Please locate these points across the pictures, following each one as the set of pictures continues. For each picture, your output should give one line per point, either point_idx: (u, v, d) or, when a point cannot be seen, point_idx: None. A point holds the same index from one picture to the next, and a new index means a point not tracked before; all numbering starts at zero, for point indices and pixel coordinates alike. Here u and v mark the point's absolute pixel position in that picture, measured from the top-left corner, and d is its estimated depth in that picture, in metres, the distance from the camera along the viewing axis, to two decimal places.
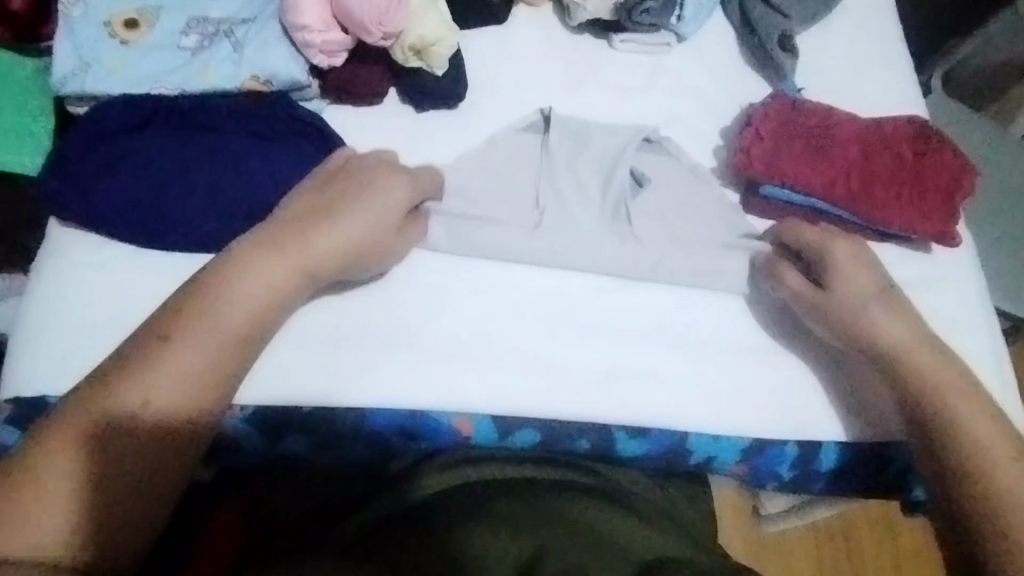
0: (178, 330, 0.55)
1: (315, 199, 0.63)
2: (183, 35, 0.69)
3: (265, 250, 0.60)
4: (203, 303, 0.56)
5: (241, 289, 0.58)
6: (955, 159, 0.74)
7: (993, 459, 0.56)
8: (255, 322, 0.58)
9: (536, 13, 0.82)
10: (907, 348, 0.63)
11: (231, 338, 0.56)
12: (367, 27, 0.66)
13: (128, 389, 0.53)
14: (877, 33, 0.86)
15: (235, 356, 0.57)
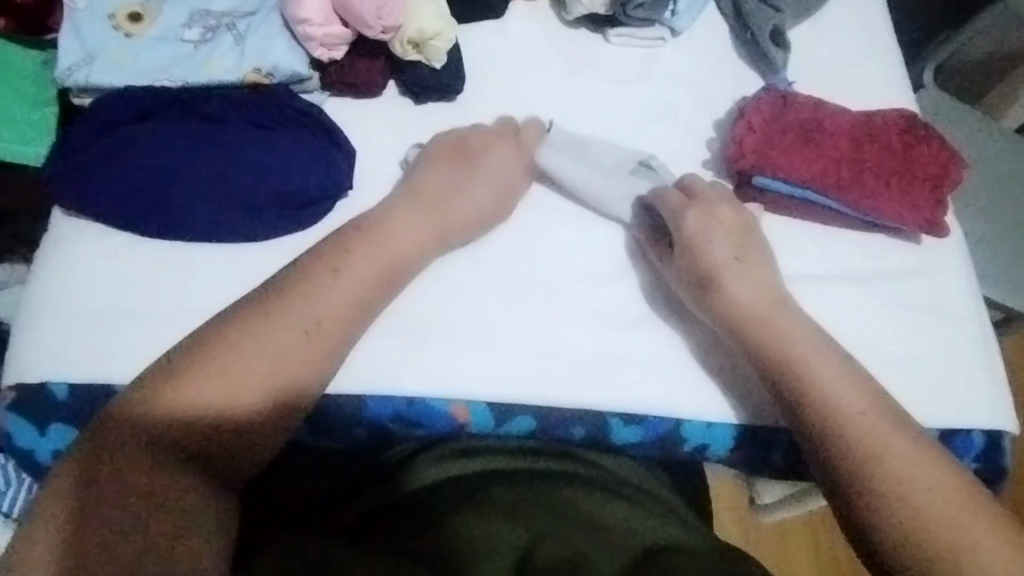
0: (346, 264, 0.63)
1: (432, 185, 0.70)
2: (186, 27, 0.70)
3: (409, 224, 0.67)
4: (341, 286, 0.62)
5: (398, 236, 0.66)
6: (943, 149, 0.76)
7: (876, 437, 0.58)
8: (400, 261, 0.66)
9: (533, 8, 0.84)
10: (756, 308, 0.65)
11: (381, 275, 0.64)
12: (367, 21, 0.67)
13: (299, 307, 0.60)
14: (867, 26, 0.88)
15: (379, 295, 0.64)
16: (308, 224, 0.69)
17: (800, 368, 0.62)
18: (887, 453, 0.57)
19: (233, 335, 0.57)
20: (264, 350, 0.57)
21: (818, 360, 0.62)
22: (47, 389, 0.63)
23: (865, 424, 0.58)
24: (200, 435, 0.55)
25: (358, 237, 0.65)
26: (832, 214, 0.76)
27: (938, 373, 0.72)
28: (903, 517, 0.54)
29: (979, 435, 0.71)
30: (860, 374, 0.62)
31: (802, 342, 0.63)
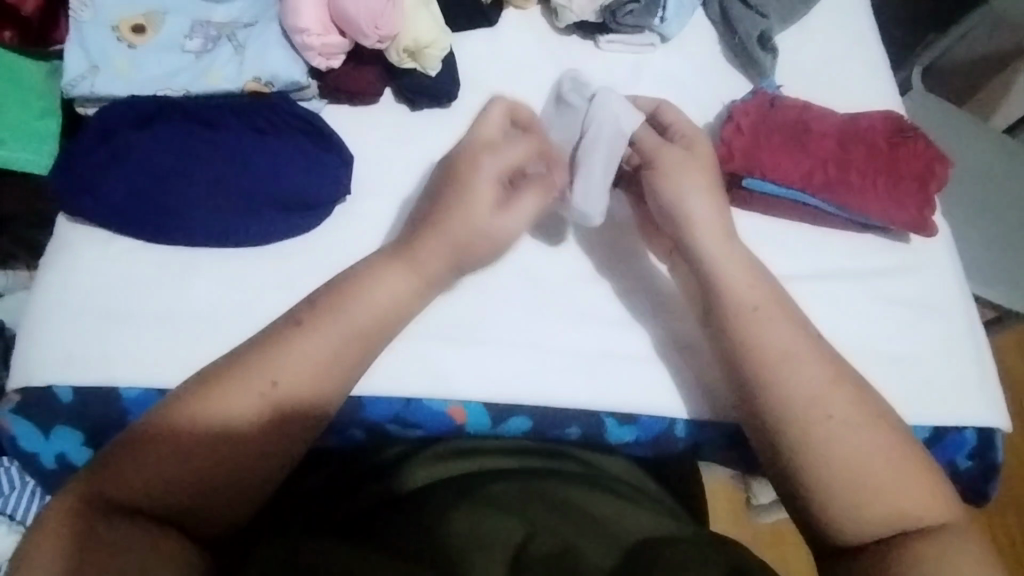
0: (318, 320, 0.60)
1: (419, 231, 0.65)
2: (187, 38, 0.72)
3: (385, 280, 0.63)
4: (306, 348, 0.58)
5: (376, 293, 0.63)
6: (927, 149, 0.78)
7: (808, 373, 0.59)
8: (377, 322, 0.62)
9: (526, 16, 0.86)
10: (707, 230, 0.66)
11: (357, 335, 0.61)
12: (364, 31, 0.69)
13: (262, 367, 0.57)
14: (853, 30, 0.90)
15: (356, 356, 0.61)
16: (307, 229, 0.70)
17: (749, 321, 0.62)
18: (818, 405, 0.58)
19: (210, 400, 0.55)
20: (234, 416, 0.55)
21: (764, 313, 0.62)
22: (53, 392, 0.64)
23: (801, 376, 0.59)
24: (178, 500, 0.53)
25: (335, 298, 0.61)
26: (820, 213, 0.77)
27: (925, 369, 0.73)
28: (817, 467, 0.56)
29: (971, 433, 0.72)
30: (787, 304, 0.64)
31: (741, 290, 0.64)
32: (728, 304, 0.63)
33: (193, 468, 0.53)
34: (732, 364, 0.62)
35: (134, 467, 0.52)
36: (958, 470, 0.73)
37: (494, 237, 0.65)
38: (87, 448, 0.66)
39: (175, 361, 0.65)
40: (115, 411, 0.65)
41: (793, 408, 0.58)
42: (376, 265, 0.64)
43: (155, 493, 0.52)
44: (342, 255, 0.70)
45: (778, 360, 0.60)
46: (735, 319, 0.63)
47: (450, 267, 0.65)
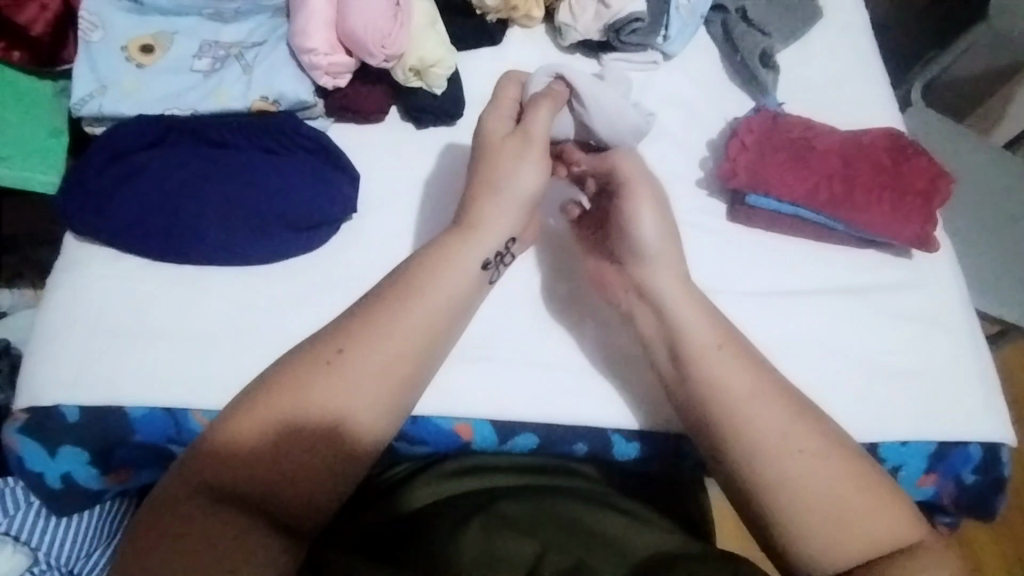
0: (402, 296, 0.59)
1: (469, 208, 0.65)
2: (195, 58, 0.73)
3: (452, 255, 0.63)
4: (395, 320, 0.58)
5: (453, 275, 0.62)
6: (930, 165, 0.78)
7: (741, 403, 0.58)
8: (461, 294, 0.62)
9: (530, 34, 0.87)
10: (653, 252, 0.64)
11: (445, 306, 0.60)
12: (370, 50, 0.70)
13: (348, 339, 0.57)
14: (854, 47, 0.91)
15: (444, 321, 0.60)
16: (314, 247, 0.71)
17: (706, 360, 0.60)
18: (781, 440, 0.56)
19: (294, 378, 0.55)
20: (311, 386, 0.54)
21: (714, 351, 0.61)
22: (59, 411, 0.64)
23: (761, 415, 0.57)
24: (260, 477, 0.52)
25: (409, 270, 0.61)
26: (824, 229, 0.78)
27: (930, 385, 0.73)
28: (774, 485, 0.55)
29: (976, 448, 0.72)
30: (727, 328, 0.62)
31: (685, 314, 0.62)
32: (684, 342, 0.62)
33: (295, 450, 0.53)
34: (687, 407, 0.61)
35: (230, 460, 0.52)
36: (965, 485, 0.72)
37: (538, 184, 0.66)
38: (92, 466, 0.66)
39: (181, 379, 0.65)
40: (121, 430, 0.64)
41: (756, 446, 0.56)
42: (444, 242, 0.64)
43: (239, 471, 0.52)
44: (347, 271, 0.70)
45: (747, 399, 0.58)
46: (694, 353, 0.61)
47: (506, 225, 0.65)
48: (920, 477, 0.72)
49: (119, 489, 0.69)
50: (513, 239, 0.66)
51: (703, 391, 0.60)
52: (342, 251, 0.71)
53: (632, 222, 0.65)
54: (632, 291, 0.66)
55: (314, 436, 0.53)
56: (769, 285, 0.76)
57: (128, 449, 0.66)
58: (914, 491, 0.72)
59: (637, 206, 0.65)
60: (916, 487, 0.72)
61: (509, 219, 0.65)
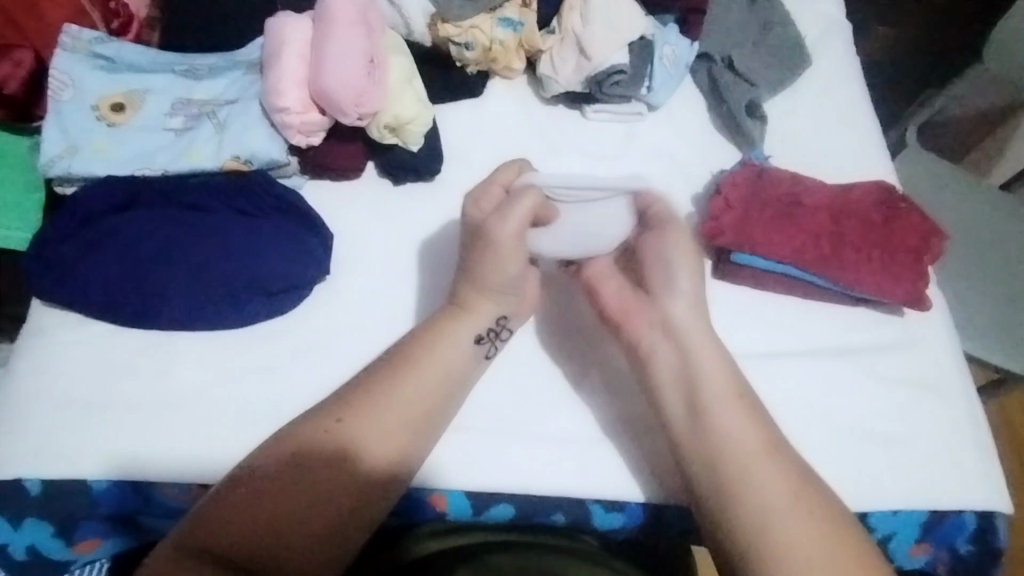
0: (408, 367, 0.59)
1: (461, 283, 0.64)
2: (168, 116, 0.71)
3: (445, 332, 0.62)
4: (405, 391, 0.58)
5: (451, 360, 0.61)
6: (920, 222, 0.76)
7: (756, 456, 0.56)
8: (458, 381, 0.61)
9: (512, 86, 0.86)
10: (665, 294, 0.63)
11: (447, 385, 0.60)
12: (343, 109, 0.68)
13: (353, 408, 0.56)
14: (843, 94, 0.90)
15: (445, 399, 0.60)
16: (285, 311, 0.69)
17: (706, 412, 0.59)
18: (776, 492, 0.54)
19: (297, 441, 0.54)
20: (316, 446, 0.54)
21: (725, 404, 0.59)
22: (21, 485, 0.62)
23: (765, 474, 0.55)
24: (256, 539, 0.51)
25: (409, 347, 0.60)
26: (813, 287, 0.76)
27: (921, 447, 0.71)
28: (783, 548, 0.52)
29: (971, 516, 0.69)
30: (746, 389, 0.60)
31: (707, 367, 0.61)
32: (702, 391, 0.60)
33: (302, 511, 0.52)
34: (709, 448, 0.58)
35: (222, 524, 0.50)
36: (959, 553, 0.70)
37: (520, 248, 0.63)
38: (58, 539, 0.64)
39: (148, 449, 0.63)
40: (84, 503, 0.62)
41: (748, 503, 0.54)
42: (439, 322, 0.63)
43: (232, 537, 0.50)
44: (319, 334, 0.69)
45: (741, 455, 0.56)
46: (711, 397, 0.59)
47: (502, 302, 0.64)
48: (912, 546, 0.70)
49: (89, 558, 0.67)
50: (505, 318, 0.65)
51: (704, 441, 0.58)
52: (318, 315, 0.69)
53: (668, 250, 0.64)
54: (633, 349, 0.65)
55: (319, 493, 0.53)
56: (756, 345, 0.74)
57: (94, 520, 0.64)
58: (907, 560, 0.71)
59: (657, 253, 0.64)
60: (908, 557, 0.70)
61: (499, 300, 0.64)
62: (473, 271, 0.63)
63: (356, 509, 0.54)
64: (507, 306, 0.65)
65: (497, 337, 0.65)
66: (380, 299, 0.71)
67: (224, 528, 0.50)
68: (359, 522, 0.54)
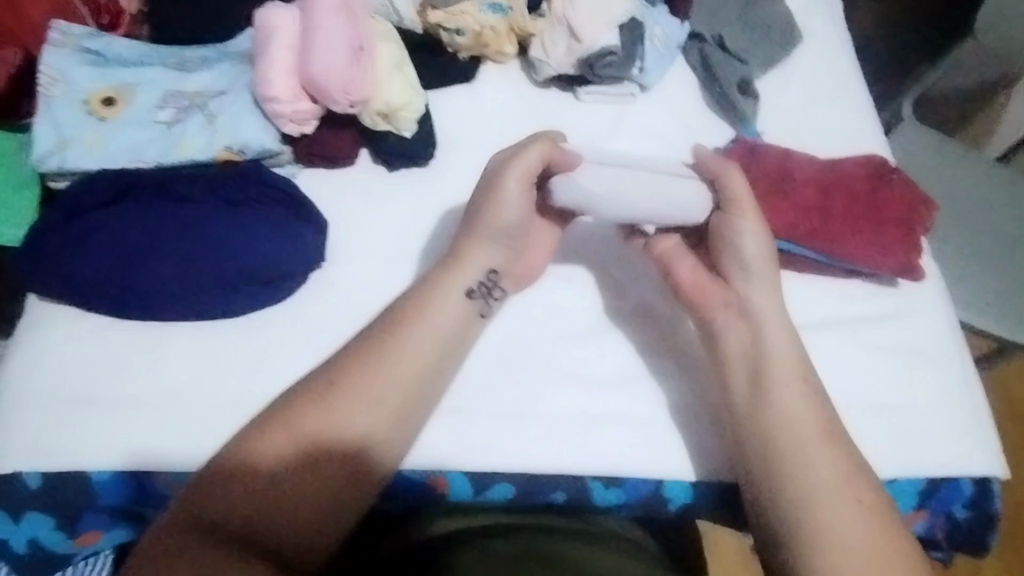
0: (400, 331, 0.59)
1: (461, 236, 0.65)
2: (159, 109, 0.71)
3: (441, 290, 0.62)
4: (399, 355, 0.58)
5: (443, 310, 0.62)
6: (910, 192, 0.77)
7: (801, 436, 0.57)
8: (450, 338, 0.61)
9: (504, 70, 0.86)
10: (754, 270, 0.64)
11: (438, 333, 0.61)
12: (334, 97, 0.68)
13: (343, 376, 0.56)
14: (834, 69, 0.90)
15: (437, 352, 0.60)
16: (280, 299, 0.69)
17: (783, 416, 0.58)
18: (828, 497, 0.54)
19: (288, 410, 0.55)
20: (309, 418, 0.54)
21: (791, 381, 0.60)
22: (20, 478, 0.62)
23: (816, 456, 0.56)
24: (253, 507, 0.52)
25: (401, 307, 0.61)
26: (805, 262, 0.76)
27: (916, 417, 0.71)
28: (820, 538, 0.53)
29: (966, 482, 0.70)
30: (803, 362, 0.61)
31: (775, 335, 0.62)
32: (769, 369, 0.60)
33: (294, 484, 0.53)
34: (761, 428, 0.58)
35: (205, 511, 0.51)
36: (956, 520, 0.70)
37: (522, 205, 0.65)
38: (59, 531, 0.65)
39: (149, 440, 0.63)
40: (86, 494, 0.63)
41: (792, 496, 0.55)
42: (432, 274, 0.64)
43: (226, 510, 0.51)
44: (315, 323, 0.69)
45: (796, 431, 0.57)
46: (772, 375, 0.60)
47: (495, 252, 0.65)
48: (910, 513, 0.70)
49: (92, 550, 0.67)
50: (495, 271, 0.65)
51: (767, 422, 0.58)
52: (314, 304, 0.70)
53: (736, 234, 0.65)
54: (727, 310, 0.64)
55: (307, 458, 0.54)
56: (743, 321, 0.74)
57: (97, 513, 0.64)
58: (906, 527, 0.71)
59: (739, 227, 0.65)
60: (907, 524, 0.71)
61: (493, 247, 0.65)
62: (474, 217, 0.65)
63: (350, 479, 0.54)
64: (496, 258, 0.66)
65: (489, 291, 0.65)
66: (376, 286, 0.71)
67: (209, 515, 0.51)
68: (353, 486, 0.54)
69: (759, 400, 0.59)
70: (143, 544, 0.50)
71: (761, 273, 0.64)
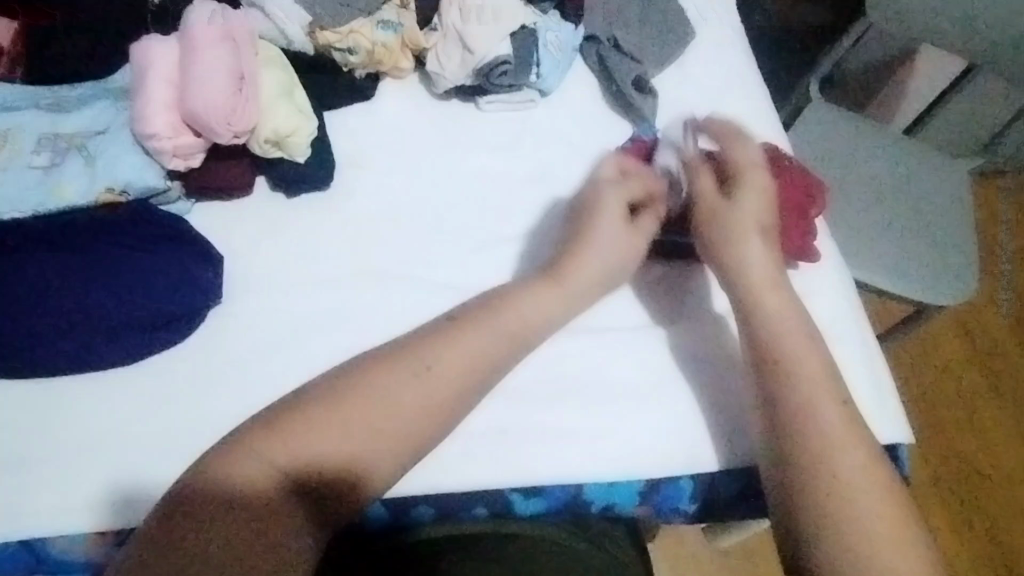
0: (469, 327, 0.58)
1: (557, 260, 0.66)
2: (34, 154, 0.68)
3: (534, 294, 0.63)
4: (461, 350, 0.57)
5: (526, 311, 0.61)
6: (803, 176, 0.78)
7: (812, 411, 0.57)
8: (527, 327, 0.61)
9: (402, 85, 0.85)
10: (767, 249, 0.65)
11: (506, 335, 0.60)
12: (217, 129, 0.66)
13: (421, 371, 0.55)
14: (730, 60, 0.91)
15: (507, 352, 0.59)
16: (176, 342, 0.67)
17: (812, 404, 0.57)
18: (850, 484, 0.53)
19: (345, 392, 0.53)
20: (362, 405, 0.52)
21: (812, 368, 0.59)
22: None
23: (836, 439, 0.55)
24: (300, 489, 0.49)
25: (467, 311, 0.60)
26: None
27: None
28: (846, 525, 0.51)
29: None
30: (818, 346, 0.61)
31: (788, 324, 0.61)
32: (783, 349, 0.60)
33: (329, 469, 0.50)
34: (777, 408, 0.58)
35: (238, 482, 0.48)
36: None
37: (620, 244, 0.67)
38: None
39: (48, 501, 0.61)
40: None
41: (824, 475, 0.53)
42: (521, 283, 0.64)
43: (248, 497, 0.47)
44: (217, 363, 0.67)
45: (814, 413, 0.56)
46: (789, 359, 0.59)
47: (602, 260, 0.66)
48: None
49: None
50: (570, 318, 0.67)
51: (795, 403, 0.57)
52: (214, 344, 0.68)
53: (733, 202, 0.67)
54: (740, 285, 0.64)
55: (344, 454, 0.50)
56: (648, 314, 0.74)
57: None
58: None
59: (735, 198, 0.67)
60: None
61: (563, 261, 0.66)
62: (579, 236, 0.67)
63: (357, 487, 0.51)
64: (605, 261, 0.66)
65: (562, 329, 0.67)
66: (283, 317, 0.70)
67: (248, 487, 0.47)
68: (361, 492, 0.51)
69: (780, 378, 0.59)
70: (152, 521, 0.46)
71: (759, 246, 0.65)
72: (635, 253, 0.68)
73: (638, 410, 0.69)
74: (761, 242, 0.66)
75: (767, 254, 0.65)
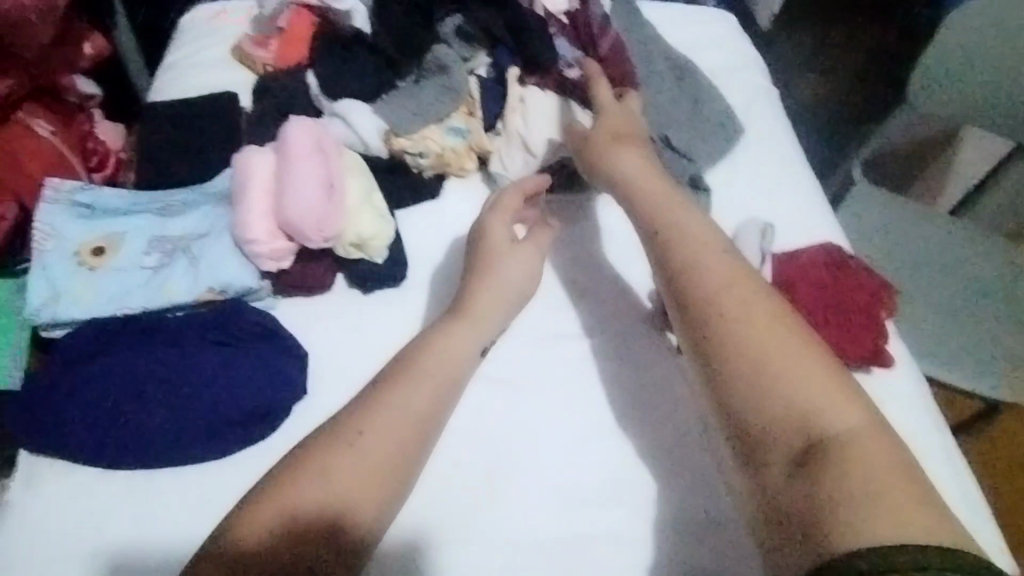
0: (399, 379, 0.60)
1: (465, 292, 0.69)
2: (145, 255, 0.77)
3: (448, 334, 0.65)
4: (402, 398, 0.59)
5: (444, 348, 0.64)
6: (869, 280, 0.82)
7: (762, 353, 0.53)
8: (453, 369, 0.63)
9: (466, 182, 0.90)
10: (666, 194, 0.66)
11: (441, 379, 0.62)
12: (308, 235, 0.73)
13: (357, 419, 0.56)
14: (776, 160, 0.97)
15: (442, 394, 0.61)
16: (262, 437, 0.70)
17: (744, 337, 0.54)
18: (811, 394, 0.50)
19: (301, 464, 0.53)
20: (319, 461, 0.53)
21: (738, 287, 0.57)
22: None
23: (788, 365, 0.52)
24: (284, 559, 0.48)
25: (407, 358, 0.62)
26: None
27: None
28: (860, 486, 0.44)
29: None
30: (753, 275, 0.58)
31: (712, 265, 0.59)
32: (702, 291, 0.57)
33: (302, 528, 0.50)
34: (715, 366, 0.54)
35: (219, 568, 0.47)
36: None
37: (521, 271, 0.71)
38: None
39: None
40: None
41: (779, 411, 0.50)
42: (439, 327, 0.66)
43: None
44: None
45: (767, 348, 0.53)
46: (715, 299, 0.57)
47: (501, 310, 0.69)
48: None
49: None
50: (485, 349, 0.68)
51: (727, 352, 0.54)
52: (291, 436, 0.70)
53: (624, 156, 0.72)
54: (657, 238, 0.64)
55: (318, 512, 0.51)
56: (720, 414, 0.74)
57: None
58: None
59: (629, 157, 0.71)
60: None
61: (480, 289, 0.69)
62: (487, 267, 0.70)
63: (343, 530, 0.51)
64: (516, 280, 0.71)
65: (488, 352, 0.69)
66: None
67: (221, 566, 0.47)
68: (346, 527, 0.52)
69: (705, 328, 0.56)
70: None
71: (657, 184, 0.68)
72: (533, 270, 0.72)
73: (709, 516, 0.68)
74: (667, 194, 0.67)
75: (698, 220, 0.63)
